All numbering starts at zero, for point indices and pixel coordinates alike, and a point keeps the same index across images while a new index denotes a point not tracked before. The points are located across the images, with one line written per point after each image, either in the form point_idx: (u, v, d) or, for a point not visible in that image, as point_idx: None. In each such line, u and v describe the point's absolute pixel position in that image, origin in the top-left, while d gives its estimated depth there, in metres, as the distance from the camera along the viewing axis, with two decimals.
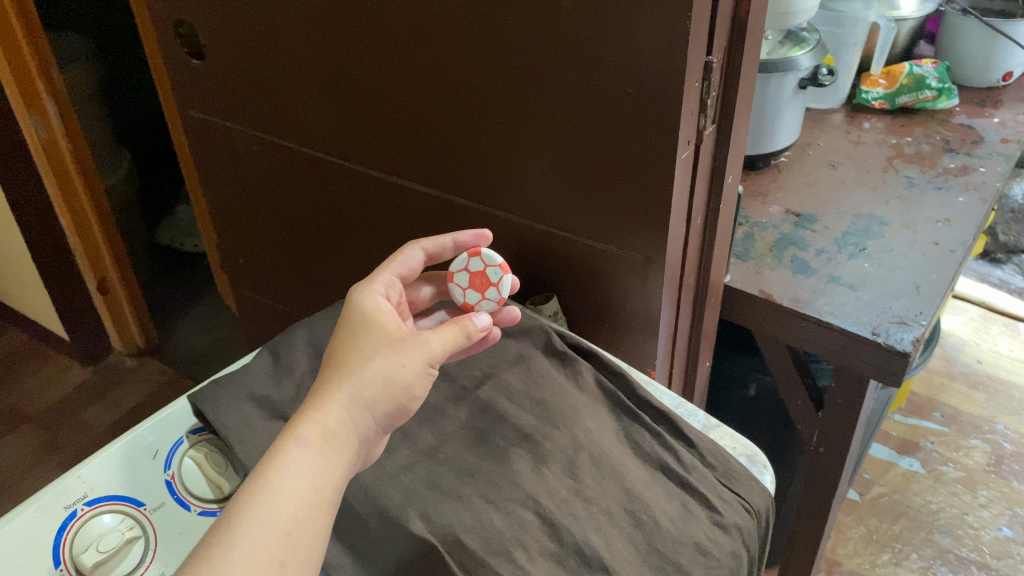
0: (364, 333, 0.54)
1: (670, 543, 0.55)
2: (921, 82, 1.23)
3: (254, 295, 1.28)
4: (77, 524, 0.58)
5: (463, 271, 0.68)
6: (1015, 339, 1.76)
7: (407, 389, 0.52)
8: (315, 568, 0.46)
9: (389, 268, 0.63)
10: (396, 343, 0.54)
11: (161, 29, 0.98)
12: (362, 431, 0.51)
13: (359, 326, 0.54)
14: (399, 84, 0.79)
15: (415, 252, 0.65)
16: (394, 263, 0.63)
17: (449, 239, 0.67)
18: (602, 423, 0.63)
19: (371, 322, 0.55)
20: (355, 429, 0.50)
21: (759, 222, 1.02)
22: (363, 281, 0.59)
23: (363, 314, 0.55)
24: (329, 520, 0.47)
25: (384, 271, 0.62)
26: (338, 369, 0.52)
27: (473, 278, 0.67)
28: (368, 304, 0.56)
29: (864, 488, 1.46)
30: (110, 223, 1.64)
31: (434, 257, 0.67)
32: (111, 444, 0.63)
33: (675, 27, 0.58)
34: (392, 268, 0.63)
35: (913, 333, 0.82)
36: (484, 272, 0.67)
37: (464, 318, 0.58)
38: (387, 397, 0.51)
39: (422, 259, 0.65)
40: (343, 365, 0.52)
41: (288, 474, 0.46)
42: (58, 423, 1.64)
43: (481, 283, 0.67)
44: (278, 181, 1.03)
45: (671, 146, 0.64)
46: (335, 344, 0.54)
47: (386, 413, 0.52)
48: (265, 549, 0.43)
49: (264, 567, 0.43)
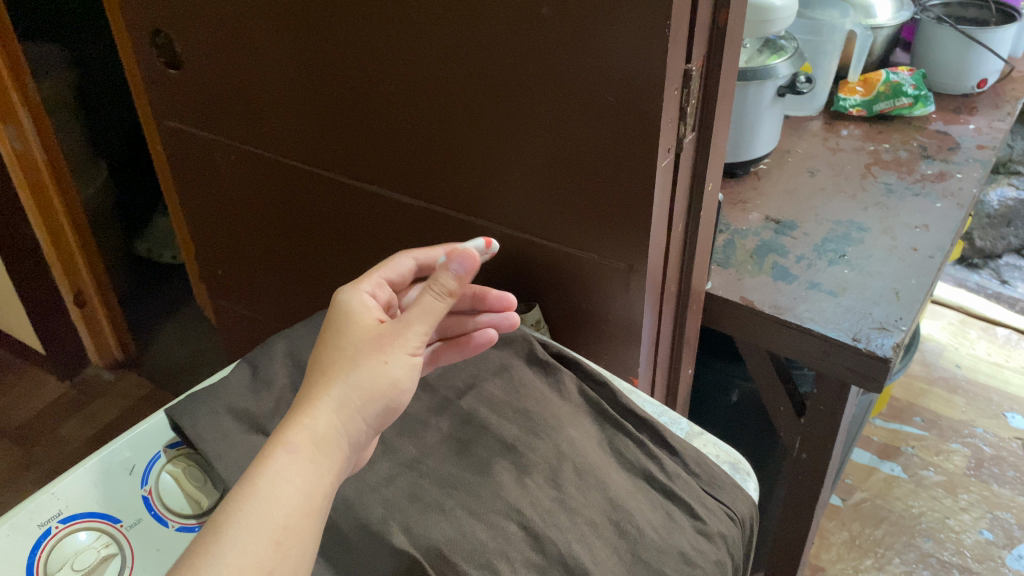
0: (347, 333, 0.53)
1: (655, 553, 0.55)
2: (897, 89, 1.25)
3: (233, 307, 1.26)
4: (51, 543, 0.57)
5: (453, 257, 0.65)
6: (993, 343, 1.77)
7: (394, 385, 0.52)
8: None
9: (380, 272, 0.62)
10: (377, 339, 0.53)
11: (137, 38, 0.97)
12: (351, 436, 0.50)
13: (342, 326, 0.54)
14: (380, 94, 0.78)
15: (405, 260, 0.64)
16: (385, 268, 0.63)
17: (441, 250, 0.67)
18: (585, 432, 0.63)
19: (353, 322, 0.54)
20: (344, 432, 0.49)
21: (739, 230, 1.03)
22: (349, 282, 0.59)
23: (346, 315, 0.55)
24: (318, 525, 0.46)
25: (374, 274, 0.62)
26: (324, 373, 0.51)
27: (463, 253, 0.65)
28: (353, 301, 0.56)
29: (846, 494, 1.47)
30: (86, 234, 1.61)
31: (426, 269, 0.67)
32: (86, 460, 0.61)
33: (654, 35, 0.58)
34: (381, 271, 0.62)
35: (893, 339, 0.83)
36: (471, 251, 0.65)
37: (436, 274, 0.53)
38: (375, 398, 0.51)
39: (413, 268, 0.65)
40: (331, 366, 0.51)
41: (276, 482, 0.46)
42: (35, 438, 1.62)
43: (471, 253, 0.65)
44: (258, 193, 1.03)
45: (652, 154, 0.64)
46: (318, 350, 0.53)
47: (375, 414, 0.51)
48: (256, 559, 0.43)
49: None
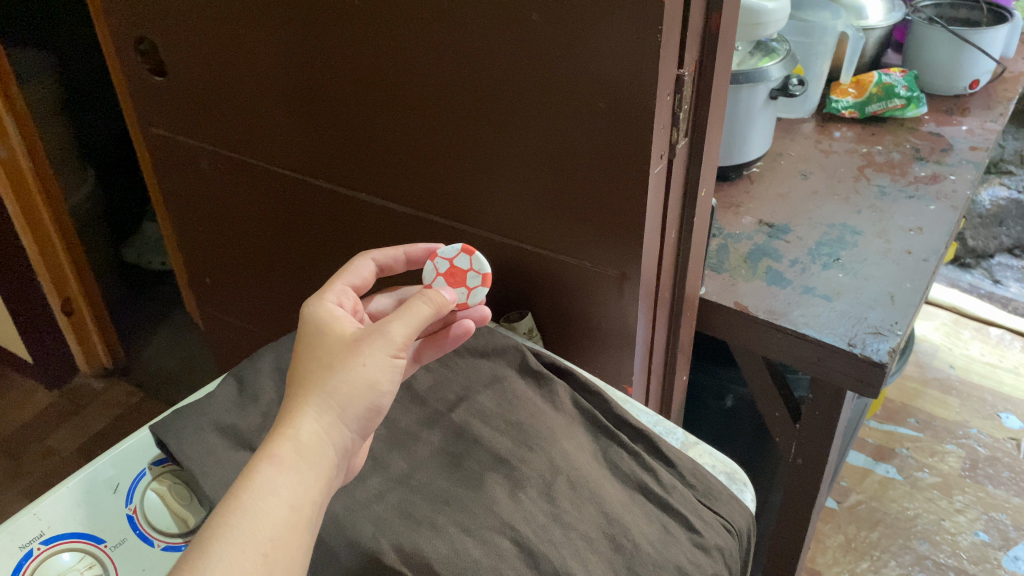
0: (323, 343, 0.52)
1: (651, 568, 0.54)
2: (890, 91, 1.24)
3: (222, 315, 1.25)
4: (34, 564, 0.56)
5: (468, 273, 0.66)
6: (987, 343, 1.77)
7: (374, 387, 0.50)
8: None
9: (342, 278, 0.60)
10: (353, 343, 0.51)
11: (120, 43, 0.96)
12: (338, 443, 0.49)
13: (318, 337, 0.52)
14: (366, 98, 0.77)
15: (366, 263, 0.63)
16: (346, 274, 0.61)
17: (403, 255, 0.66)
18: (579, 444, 0.62)
19: (330, 331, 0.53)
20: (329, 440, 0.48)
21: (732, 234, 1.02)
22: (314, 293, 0.57)
23: (317, 325, 0.53)
24: (307, 535, 0.45)
25: (337, 281, 0.60)
26: (304, 384, 0.50)
27: (453, 268, 0.67)
28: (321, 313, 0.54)
29: (842, 497, 1.46)
30: (73, 241, 1.60)
31: (385, 270, 0.66)
32: (69, 480, 0.60)
33: (646, 41, 0.57)
34: (344, 277, 0.60)
35: (889, 344, 0.82)
36: (465, 269, 0.67)
37: (424, 292, 0.55)
38: (358, 401, 0.49)
39: (373, 270, 0.64)
40: (311, 376, 0.50)
41: (261, 495, 0.44)
42: (23, 448, 1.60)
43: (459, 271, 0.67)
44: (245, 201, 1.01)
45: (645, 161, 0.63)
46: (296, 362, 0.52)
47: (358, 417, 0.50)
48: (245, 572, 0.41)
49: None
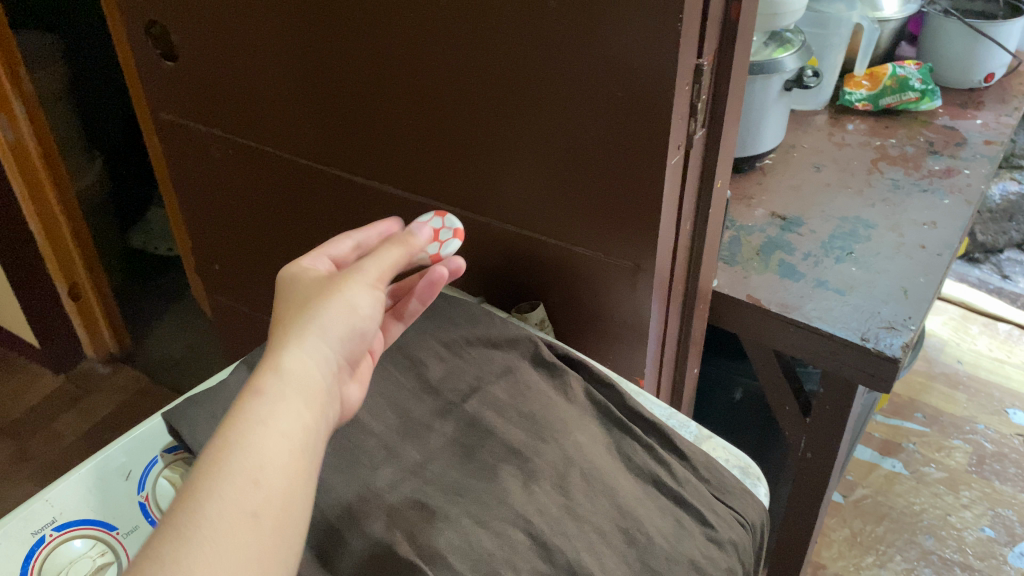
0: (296, 287, 0.48)
1: (665, 561, 0.53)
2: (904, 84, 1.23)
3: (229, 302, 1.24)
4: (46, 551, 0.56)
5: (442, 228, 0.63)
6: (995, 339, 1.76)
7: (354, 311, 0.46)
8: (299, 518, 0.39)
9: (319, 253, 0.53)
10: (327, 278, 0.47)
11: (131, 28, 0.95)
12: (326, 370, 0.44)
13: (290, 285, 0.48)
14: (380, 85, 0.76)
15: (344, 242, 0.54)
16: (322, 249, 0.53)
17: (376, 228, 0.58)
18: (592, 436, 0.62)
19: (303, 277, 0.48)
20: (317, 367, 0.43)
21: (745, 226, 1.01)
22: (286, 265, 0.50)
23: (290, 277, 0.49)
24: (307, 462, 0.40)
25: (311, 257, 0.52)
26: (280, 321, 0.45)
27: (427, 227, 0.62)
28: (292, 273, 0.49)
29: (847, 490, 1.46)
30: (80, 226, 1.59)
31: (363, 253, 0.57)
32: (82, 465, 0.60)
33: (666, 30, 0.56)
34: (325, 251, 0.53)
35: (902, 339, 0.81)
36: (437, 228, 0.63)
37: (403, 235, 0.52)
38: (339, 324, 0.45)
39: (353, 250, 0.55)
40: (286, 313, 0.46)
41: (247, 422, 0.39)
42: (30, 432, 1.61)
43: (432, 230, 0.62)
44: (254, 186, 1.01)
45: (662, 150, 0.62)
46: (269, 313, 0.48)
47: (342, 341, 0.45)
48: (236, 498, 0.36)
49: (235, 524, 0.36)
